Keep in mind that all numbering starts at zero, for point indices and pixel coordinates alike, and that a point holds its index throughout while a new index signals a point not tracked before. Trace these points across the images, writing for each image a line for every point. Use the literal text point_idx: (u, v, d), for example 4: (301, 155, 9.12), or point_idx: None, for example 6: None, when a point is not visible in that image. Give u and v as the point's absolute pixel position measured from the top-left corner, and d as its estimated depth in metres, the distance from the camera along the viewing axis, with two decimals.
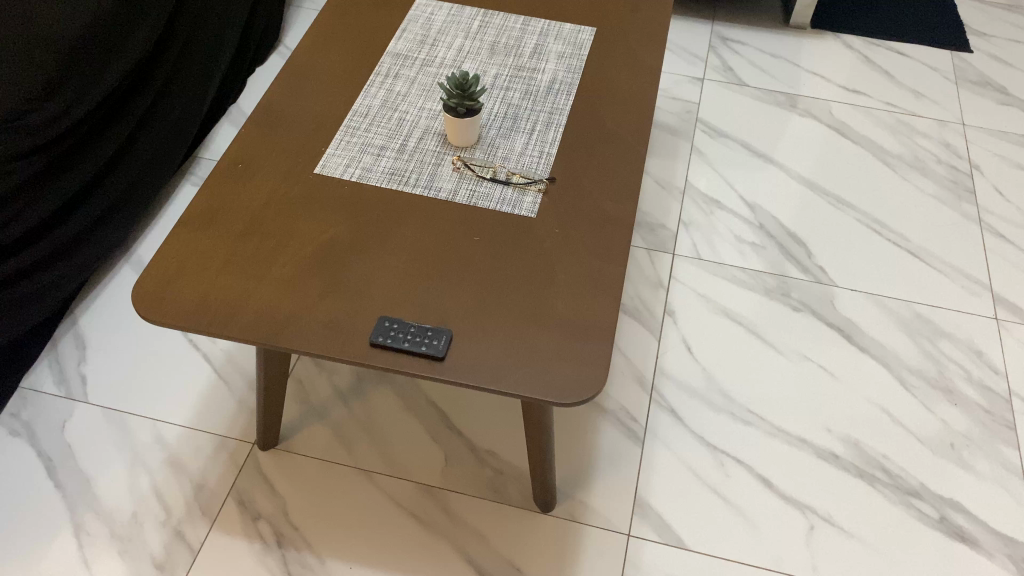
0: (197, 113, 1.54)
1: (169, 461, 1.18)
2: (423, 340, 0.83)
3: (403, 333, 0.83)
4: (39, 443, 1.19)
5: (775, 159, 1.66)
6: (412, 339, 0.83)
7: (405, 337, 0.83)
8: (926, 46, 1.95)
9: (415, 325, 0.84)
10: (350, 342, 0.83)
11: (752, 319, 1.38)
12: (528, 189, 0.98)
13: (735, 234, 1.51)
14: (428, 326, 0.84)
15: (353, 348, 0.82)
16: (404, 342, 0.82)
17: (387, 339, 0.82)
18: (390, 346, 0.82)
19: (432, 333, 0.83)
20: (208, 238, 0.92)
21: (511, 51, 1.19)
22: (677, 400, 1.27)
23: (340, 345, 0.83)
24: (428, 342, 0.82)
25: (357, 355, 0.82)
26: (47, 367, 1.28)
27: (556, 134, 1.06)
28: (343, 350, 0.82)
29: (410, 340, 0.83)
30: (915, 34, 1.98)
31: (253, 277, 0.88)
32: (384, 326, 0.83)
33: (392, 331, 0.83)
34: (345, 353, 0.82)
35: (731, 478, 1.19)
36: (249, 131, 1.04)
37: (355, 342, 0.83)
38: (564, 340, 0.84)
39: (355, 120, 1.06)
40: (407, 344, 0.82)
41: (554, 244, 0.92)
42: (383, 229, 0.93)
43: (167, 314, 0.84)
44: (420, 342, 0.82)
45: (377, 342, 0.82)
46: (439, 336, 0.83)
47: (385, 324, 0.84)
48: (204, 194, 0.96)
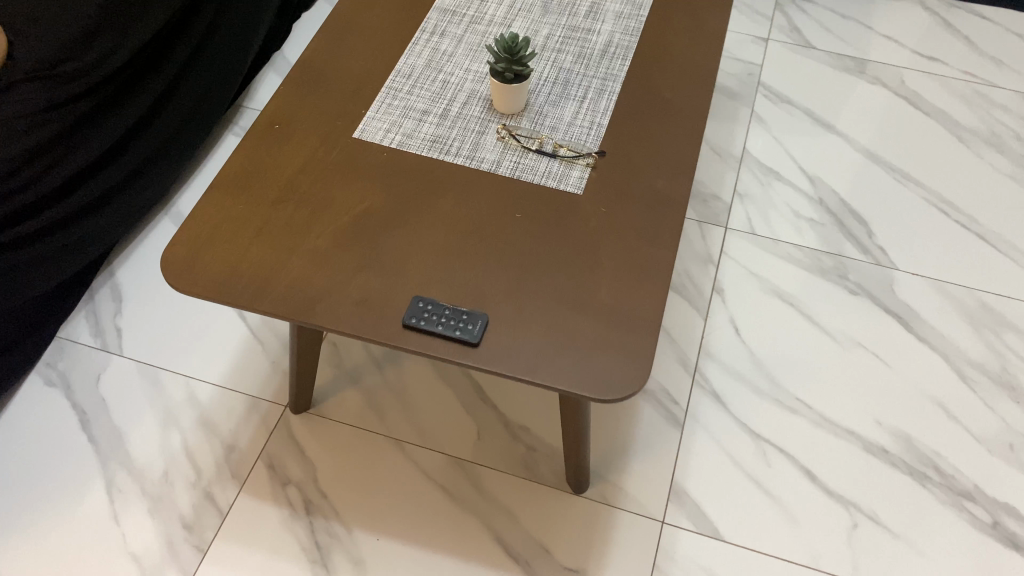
0: (243, 60, 1.50)
1: (202, 420, 1.17)
2: (458, 324, 0.79)
3: (437, 316, 0.79)
4: (74, 395, 1.19)
5: (839, 129, 1.57)
6: (447, 323, 0.79)
7: (439, 320, 0.79)
8: (1011, 10, 1.81)
9: (450, 308, 0.80)
10: (383, 323, 0.79)
11: (804, 302, 1.31)
12: (576, 162, 0.93)
13: (792, 209, 1.43)
14: (465, 308, 0.80)
15: (385, 330, 0.79)
16: (439, 326, 0.79)
17: (420, 322, 0.79)
18: (422, 329, 0.79)
19: (467, 317, 0.79)
20: (241, 203, 0.88)
21: (566, 10, 1.12)
22: (720, 383, 1.22)
23: (372, 326, 0.79)
24: (464, 327, 0.79)
25: (389, 337, 0.79)
26: (84, 318, 1.28)
27: (608, 103, 0.99)
28: (375, 330, 0.79)
29: (446, 323, 0.79)
30: None
31: (285, 247, 0.85)
32: (418, 307, 0.80)
33: (426, 313, 0.79)
34: (376, 334, 0.79)
35: (773, 468, 1.15)
36: (287, 90, 1.00)
37: (388, 322, 0.79)
38: (605, 332, 0.79)
39: (398, 81, 1.01)
40: (441, 327, 0.78)
41: (601, 225, 0.87)
42: (422, 202, 0.89)
43: (195, 284, 0.81)
44: (456, 327, 0.79)
45: (410, 324, 0.79)
46: (476, 320, 0.79)
47: (419, 305, 0.80)
48: (239, 156, 0.93)
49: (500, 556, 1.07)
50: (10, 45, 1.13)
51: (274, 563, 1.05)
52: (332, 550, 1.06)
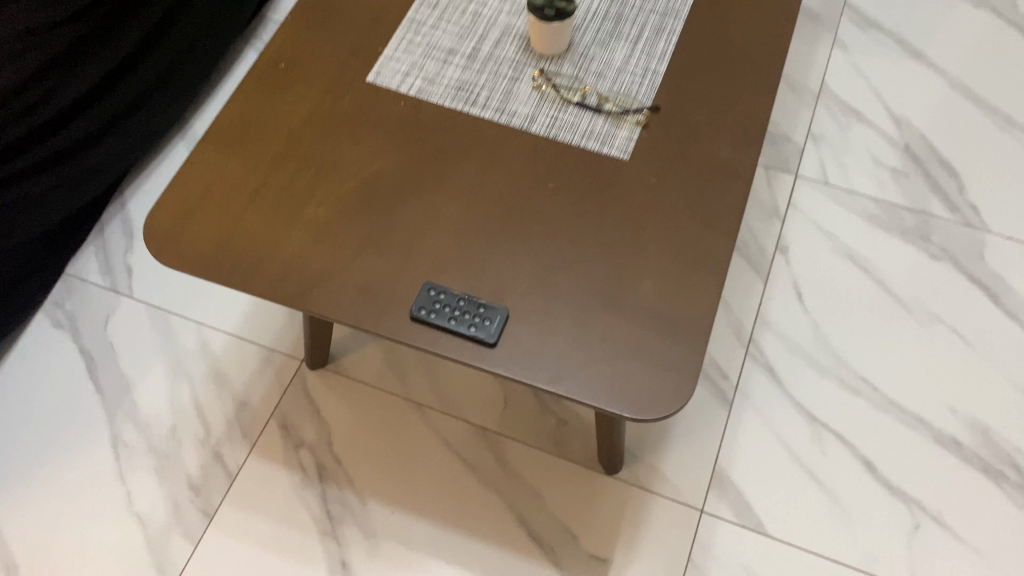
0: None
1: (213, 372, 1.10)
2: (474, 319, 0.68)
3: (451, 308, 0.69)
4: (82, 339, 1.13)
5: (934, 60, 1.37)
6: (461, 316, 0.68)
7: (452, 313, 0.68)
8: None
9: (465, 299, 0.69)
10: (388, 313, 0.69)
11: (878, 267, 1.17)
12: (624, 119, 0.79)
13: (873, 155, 1.27)
14: (484, 301, 0.69)
15: (391, 323, 0.69)
16: (451, 320, 0.68)
17: (430, 314, 0.68)
18: (432, 322, 0.68)
19: (484, 311, 0.69)
20: (237, 160, 0.78)
21: None
22: (776, 357, 1.10)
23: (375, 317, 0.69)
24: (480, 323, 0.68)
25: (394, 331, 0.68)
26: (94, 253, 1.20)
27: (667, 45, 0.84)
28: (380, 322, 0.69)
29: (459, 317, 0.68)
30: None
31: (283, 217, 0.74)
32: (429, 296, 0.69)
33: (438, 304, 0.69)
34: (380, 327, 0.69)
35: (829, 457, 1.04)
36: (296, 23, 0.87)
37: (393, 313, 0.69)
38: (645, 336, 0.68)
39: (423, 13, 0.88)
40: (454, 322, 0.68)
41: (649, 201, 0.75)
42: (441, 167, 0.77)
43: (181, 257, 0.72)
44: (471, 322, 0.68)
45: (418, 316, 0.68)
46: (495, 315, 0.68)
47: (431, 295, 0.69)
48: (237, 104, 0.81)
49: (523, 539, 0.99)
50: None
51: (283, 533, 0.99)
52: (344, 522, 1.00)
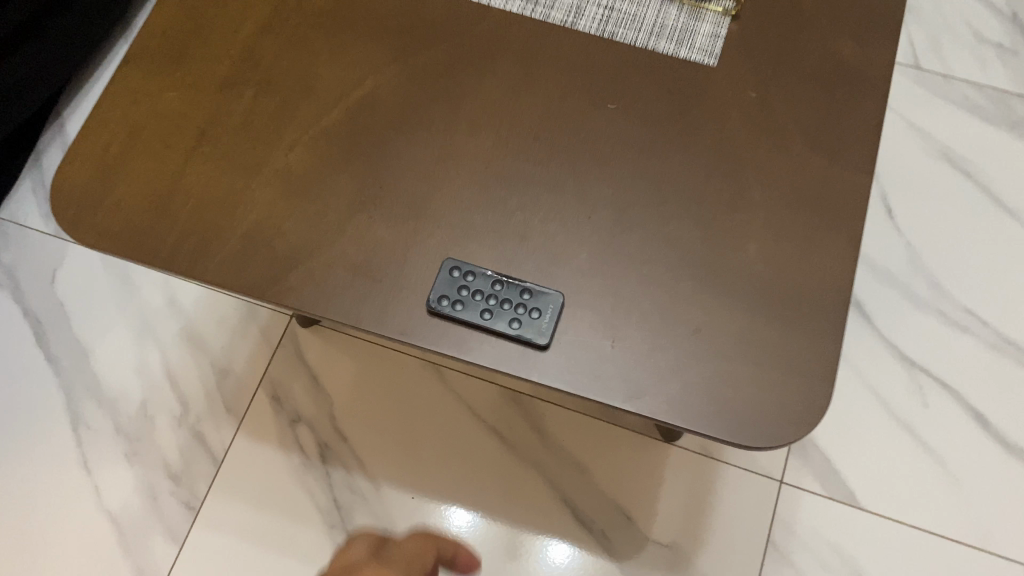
0: None
1: (186, 333, 0.92)
2: (514, 312, 0.49)
3: (482, 297, 0.50)
4: (26, 299, 0.94)
5: None
6: (495, 310, 0.49)
7: (485, 303, 0.49)
8: None
9: (503, 282, 0.50)
10: (395, 305, 0.50)
11: (984, 169, 0.96)
12: (706, 9, 0.57)
13: (974, 28, 1.03)
14: (528, 284, 0.50)
15: (401, 321, 0.50)
16: (484, 315, 0.49)
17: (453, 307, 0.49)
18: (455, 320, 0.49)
19: (530, 297, 0.49)
20: (173, 88, 0.56)
21: None
22: (863, 287, 0.91)
23: (380, 312, 0.50)
24: (523, 318, 0.49)
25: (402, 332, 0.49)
26: (30, 191, 0.99)
27: None
28: (389, 319, 0.50)
29: (494, 311, 0.49)
30: None
31: (241, 167, 0.54)
32: (453, 280, 0.50)
33: (464, 292, 0.50)
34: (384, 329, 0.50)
35: (931, 410, 0.86)
36: None
37: (401, 305, 0.50)
38: (756, 325, 0.49)
39: None
40: (487, 318, 0.49)
41: (747, 125, 0.54)
42: (456, 86, 0.56)
43: (105, 234, 0.52)
44: (511, 318, 0.49)
45: (434, 310, 0.49)
46: (544, 304, 0.49)
47: (451, 278, 0.50)
48: (170, 8, 0.59)
49: (569, 524, 0.83)
50: None
51: (284, 526, 0.83)
52: (355, 512, 0.84)
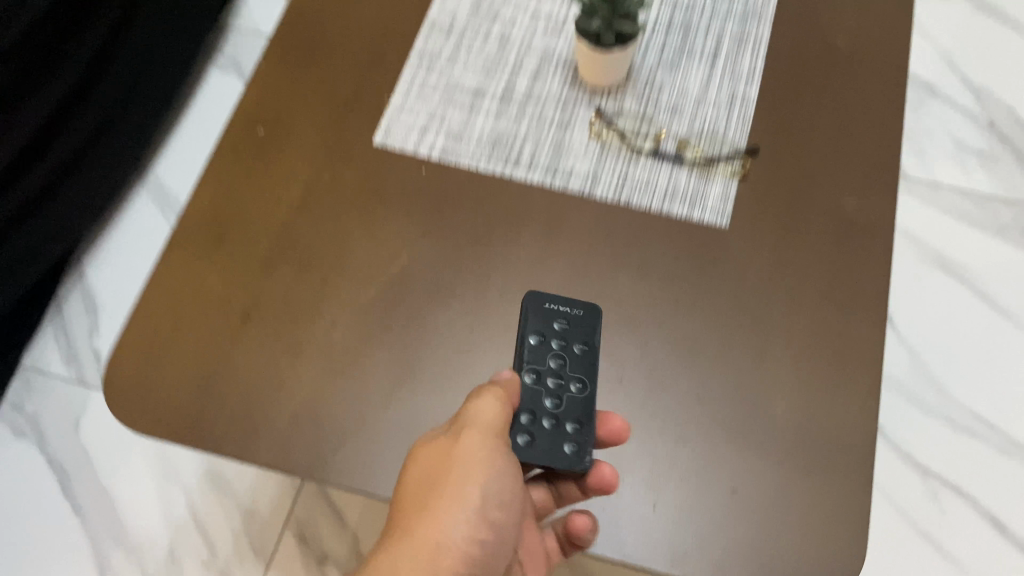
0: None
1: (211, 475, 0.93)
2: (569, 347, 0.52)
3: (546, 375, 0.51)
4: (50, 448, 0.95)
5: (1012, 15, 1.17)
6: (562, 362, 0.52)
7: (559, 383, 0.51)
8: None
9: (527, 351, 0.52)
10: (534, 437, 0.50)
11: (979, 274, 0.99)
12: (714, 170, 0.60)
13: (955, 138, 1.08)
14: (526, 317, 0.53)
15: (556, 444, 0.50)
16: (571, 376, 0.51)
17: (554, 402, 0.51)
18: (576, 410, 0.50)
19: (542, 334, 0.52)
20: (215, 273, 0.59)
21: None
22: None
23: (546, 456, 0.49)
24: (574, 335, 0.52)
25: (580, 451, 0.49)
26: (53, 338, 1.01)
27: (752, 62, 0.64)
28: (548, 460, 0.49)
29: (566, 359, 0.52)
30: None
31: (286, 348, 0.56)
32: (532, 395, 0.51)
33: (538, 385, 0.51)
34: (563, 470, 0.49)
35: (948, 517, 0.88)
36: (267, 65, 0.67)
37: (533, 435, 0.50)
38: (789, 482, 0.51)
39: (435, 38, 0.67)
40: (578, 387, 0.51)
41: (763, 285, 0.57)
42: (484, 258, 0.59)
43: (158, 423, 0.54)
44: (574, 350, 0.52)
45: (555, 423, 0.50)
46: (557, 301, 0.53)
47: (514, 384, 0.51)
48: (206, 192, 0.62)
49: None
50: None
51: None
52: None
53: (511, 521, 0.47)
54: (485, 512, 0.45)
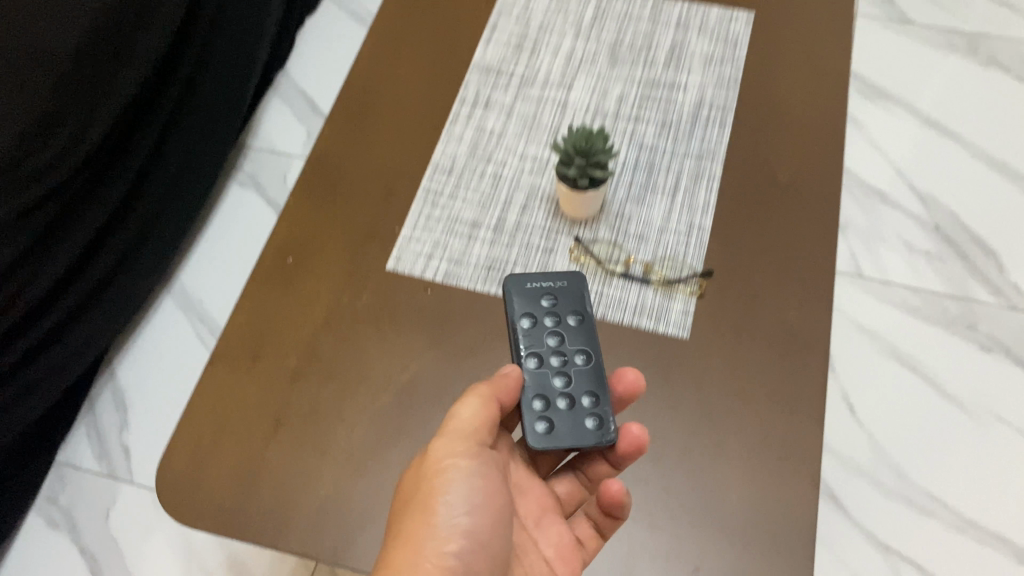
0: (243, 91, 1.24)
1: (231, 562, 1.00)
2: (561, 324, 0.64)
3: (550, 357, 0.62)
4: (83, 538, 1.03)
5: (951, 129, 1.31)
6: (560, 339, 0.63)
7: (562, 360, 0.62)
8: None
9: (526, 338, 0.63)
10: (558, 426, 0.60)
11: (930, 364, 1.10)
12: (676, 289, 0.71)
13: (905, 240, 1.20)
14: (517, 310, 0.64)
15: (580, 420, 0.60)
16: (572, 350, 0.63)
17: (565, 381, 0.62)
18: (585, 381, 0.62)
19: (535, 319, 0.64)
20: (251, 383, 0.69)
21: (640, 57, 0.85)
22: (838, 482, 1.03)
23: (575, 440, 0.60)
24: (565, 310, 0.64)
25: (600, 425, 0.60)
26: (85, 435, 1.10)
27: (707, 196, 0.76)
28: (576, 441, 0.60)
29: (563, 336, 0.63)
30: None
31: (312, 449, 0.66)
32: (544, 378, 0.62)
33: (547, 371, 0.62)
34: (594, 446, 0.60)
35: None
36: (294, 204, 0.78)
37: (556, 423, 0.60)
38: (743, 560, 0.60)
39: (438, 178, 0.78)
40: (580, 359, 0.63)
41: (720, 388, 0.67)
42: (482, 368, 0.69)
43: (203, 515, 0.64)
44: (566, 325, 0.64)
45: (572, 398, 0.61)
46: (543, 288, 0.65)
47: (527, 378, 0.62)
48: (242, 314, 0.72)
49: None
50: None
51: None
52: None
53: (491, 522, 0.56)
54: (454, 518, 0.55)
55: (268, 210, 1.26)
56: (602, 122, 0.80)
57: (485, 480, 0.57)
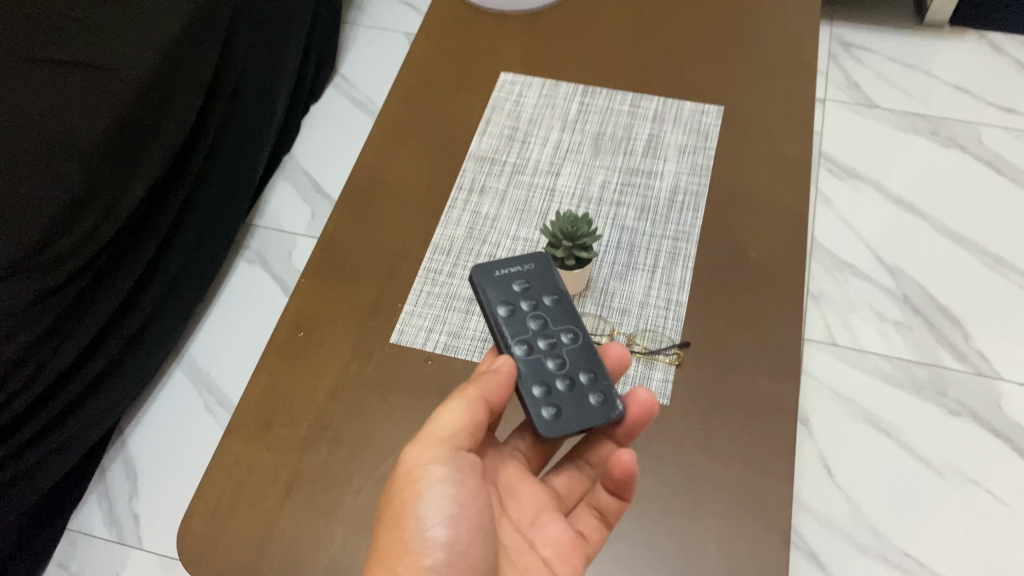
0: (250, 176, 1.33)
1: None
2: (540, 308, 0.68)
3: (538, 340, 0.66)
4: None
5: (917, 206, 1.40)
6: (543, 322, 0.67)
7: (549, 341, 0.66)
8: None
9: (510, 326, 0.66)
10: (566, 409, 0.63)
11: (902, 428, 1.16)
12: (656, 359, 0.78)
13: (876, 311, 1.27)
14: (494, 303, 0.67)
15: (584, 398, 0.64)
16: (557, 331, 0.67)
17: (559, 361, 0.65)
18: (578, 359, 0.66)
19: (514, 307, 0.67)
20: (266, 449, 0.74)
21: (620, 147, 0.94)
22: (819, 541, 1.07)
23: (588, 417, 0.63)
24: (537, 293, 0.68)
25: (604, 395, 0.64)
26: (97, 503, 1.14)
27: (683, 273, 0.83)
28: (588, 418, 0.63)
29: (544, 317, 0.67)
30: None
31: (323, 509, 0.71)
32: (539, 364, 0.65)
33: (540, 357, 0.65)
34: (604, 420, 0.63)
35: None
36: (306, 283, 0.85)
37: (563, 406, 0.63)
38: None
39: (438, 258, 0.85)
40: (566, 337, 0.67)
41: (698, 450, 0.73)
42: None
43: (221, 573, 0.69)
44: (543, 307, 0.68)
45: (570, 376, 0.65)
46: (510, 277, 0.69)
47: (524, 367, 0.64)
48: (257, 385, 0.78)
49: None
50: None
51: None
52: None
53: (472, 529, 0.58)
54: (429, 530, 0.57)
55: (274, 286, 1.33)
56: (586, 207, 0.88)
57: (461, 489, 0.58)
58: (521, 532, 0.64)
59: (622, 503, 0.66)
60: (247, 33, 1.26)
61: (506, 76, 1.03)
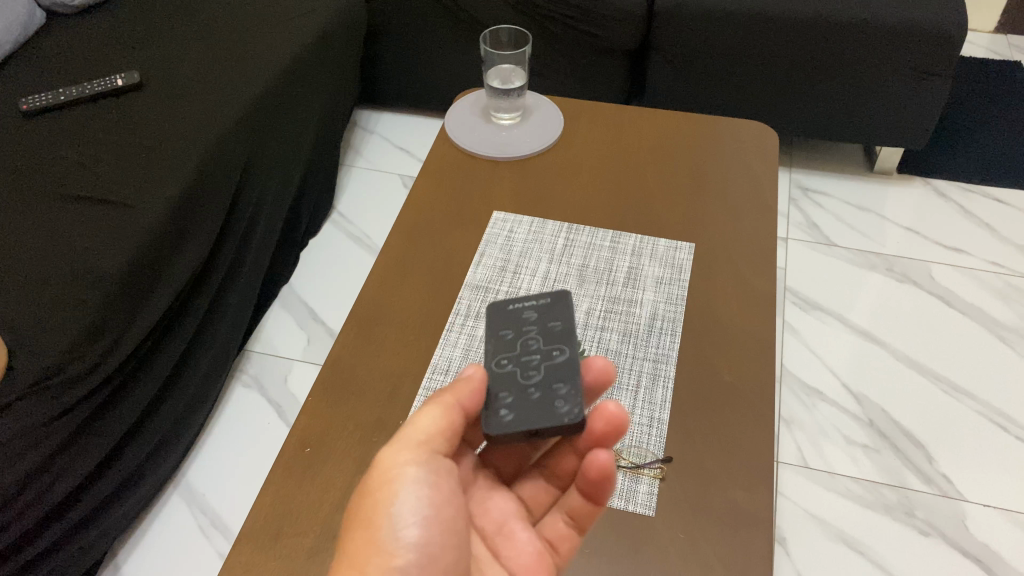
0: (251, 307, 1.40)
1: None
2: (540, 335, 0.74)
3: (524, 357, 0.72)
4: None
5: (878, 336, 1.49)
6: (540, 344, 0.73)
7: (536, 358, 0.72)
8: (1009, 191, 1.80)
9: (503, 346, 0.73)
10: (525, 410, 0.68)
11: (876, 548, 1.20)
12: (642, 472, 0.84)
13: (844, 435, 1.34)
14: (497, 330, 0.75)
15: (550, 405, 0.68)
16: (548, 351, 0.72)
17: (538, 371, 0.70)
18: (557, 372, 0.70)
19: (516, 333, 0.75)
20: (274, 560, 0.78)
21: (603, 277, 1.03)
22: None
23: (540, 418, 0.67)
24: (544, 324, 0.75)
25: (569, 398, 0.68)
26: None
27: (664, 393, 0.90)
28: (542, 420, 0.67)
29: (539, 338, 0.73)
30: (996, 175, 1.83)
31: None
32: (518, 377, 0.70)
33: (519, 370, 0.71)
34: (559, 422, 0.66)
35: None
36: (313, 402, 0.91)
37: (522, 410, 0.68)
38: None
39: (436, 377, 0.92)
40: (557, 356, 0.72)
41: (684, 557, 0.78)
42: None
43: None
44: (541, 333, 0.74)
45: (544, 386, 0.69)
46: (525, 311, 0.77)
47: (499, 377, 0.71)
48: (267, 498, 0.83)
49: None
50: (10, 353, 0.97)
51: None
52: None
53: (442, 532, 0.63)
54: (402, 531, 0.62)
55: (269, 410, 1.38)
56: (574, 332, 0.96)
57: (433, 491, 0.64)
58: (487, 540, 0.72)
59: (592, 507, 0.72)
60: (257, 177, 1.37)
61: (497, 215, 1.13)
